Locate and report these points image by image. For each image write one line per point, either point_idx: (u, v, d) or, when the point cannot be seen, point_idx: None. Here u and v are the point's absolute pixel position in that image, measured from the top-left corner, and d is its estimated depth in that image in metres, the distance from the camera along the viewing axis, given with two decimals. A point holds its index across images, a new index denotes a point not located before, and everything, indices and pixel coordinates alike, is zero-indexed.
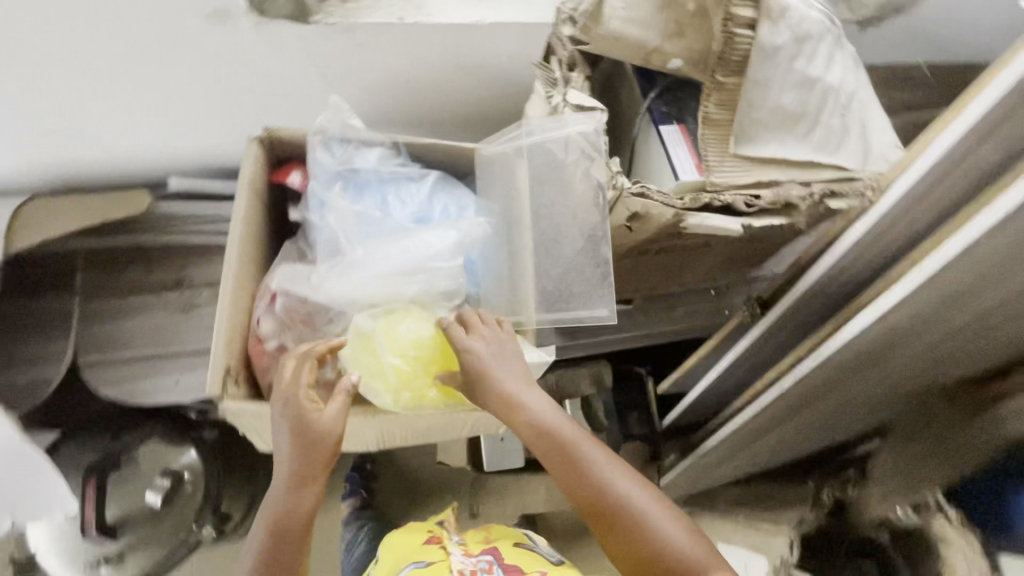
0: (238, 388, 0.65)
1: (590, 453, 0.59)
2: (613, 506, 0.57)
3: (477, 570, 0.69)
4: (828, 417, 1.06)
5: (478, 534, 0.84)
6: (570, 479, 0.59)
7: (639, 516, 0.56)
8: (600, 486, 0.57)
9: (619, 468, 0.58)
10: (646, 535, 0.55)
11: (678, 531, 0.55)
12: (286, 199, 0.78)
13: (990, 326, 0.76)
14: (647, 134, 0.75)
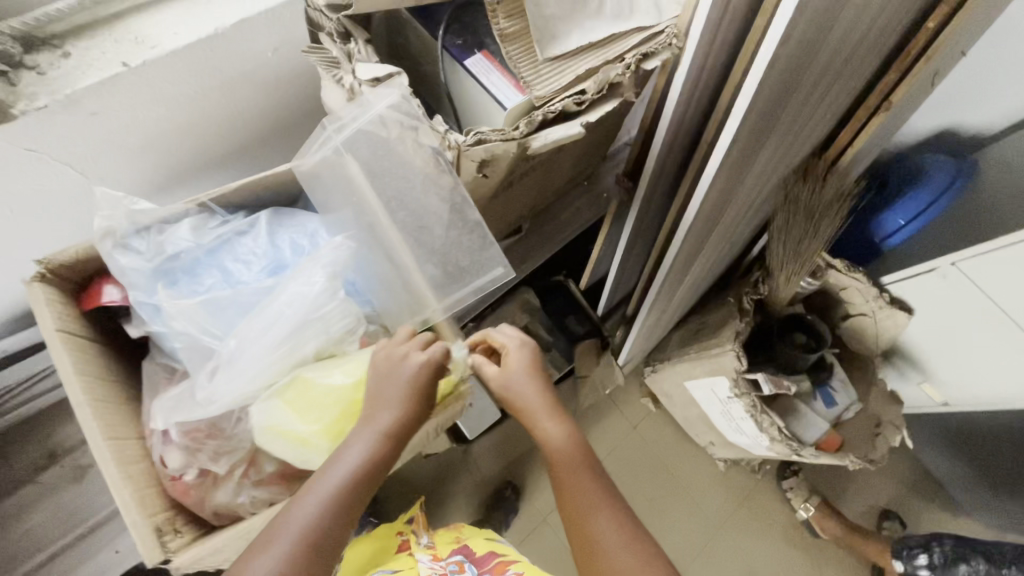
0: (185, 536, 0.59)
1: (601, 493, 0.66)
2: (605, 549, 0.62)
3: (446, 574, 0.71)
4: (722, 240, 1.17)
5: (448, 533, 0.85)
6: (579, 499, 0.66)
7: (629, 571, 0.60)
8: (598, 518, 0.64)
9: (622, 526, 0.63)
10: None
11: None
12: (115, 317, 0.66)
13: (810, 107, 0.84)
14: (455, 73, 0.71)
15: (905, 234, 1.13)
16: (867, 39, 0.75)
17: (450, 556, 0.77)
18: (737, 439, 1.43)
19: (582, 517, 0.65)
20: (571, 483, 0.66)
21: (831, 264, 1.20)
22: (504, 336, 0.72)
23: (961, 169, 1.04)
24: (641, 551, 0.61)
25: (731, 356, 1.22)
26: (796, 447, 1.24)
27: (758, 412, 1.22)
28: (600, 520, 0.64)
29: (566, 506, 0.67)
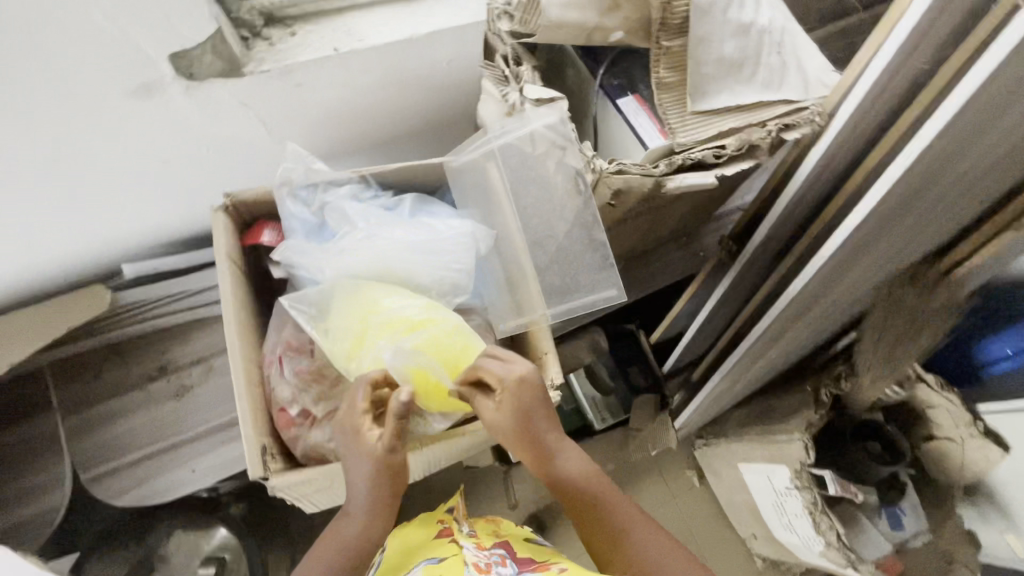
0: (279, 463, 0.64)
1: (621, 515, 0.59)
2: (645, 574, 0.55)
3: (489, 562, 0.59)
4: (811, 327, 1.15)
5: (485, 530, 0.76)
6: (603, 533, 0.58)
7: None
8: (627, 543, 0.57)
9: (653, 536, 0.58)
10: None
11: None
12: (263, 258, 0.75)
13: (941, 210, 0.83)
14: (604, 109, 0.77)
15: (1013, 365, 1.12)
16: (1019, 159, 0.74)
17: (493, 550, 0.67)
18: (785, 537, 1.35)
19: (610, 548, 0.58)
20: (589, 518, 0.60)
21: (923, 378, 1.22)
22: (497, 370, 0.61)
23: None
24: (680, 559, 0.56)
25: (798, 446, 1.17)
26: (851, 560, 1.15)
27: (818, 512, 1.15)
28: (633, 547, 0.57)
29: (596, 541, 0.59)
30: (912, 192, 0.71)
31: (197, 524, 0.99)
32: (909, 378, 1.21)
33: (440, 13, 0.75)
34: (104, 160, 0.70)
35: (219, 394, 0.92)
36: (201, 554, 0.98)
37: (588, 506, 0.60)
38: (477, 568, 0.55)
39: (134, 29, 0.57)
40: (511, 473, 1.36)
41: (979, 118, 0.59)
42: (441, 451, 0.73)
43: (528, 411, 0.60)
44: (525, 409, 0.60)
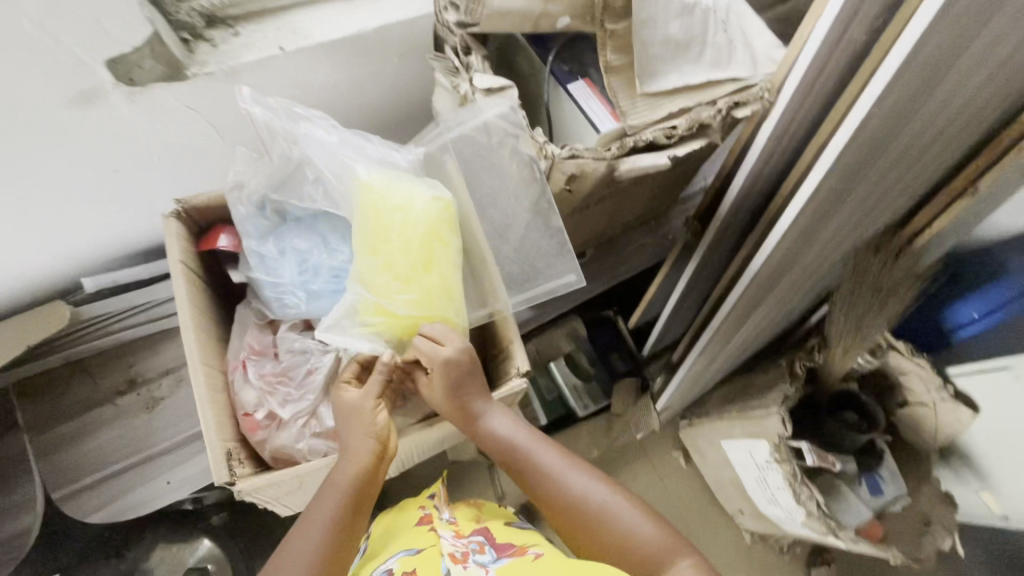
0: (246, 468, 0.63)
1: (552, 459, 0.63)
2: (575, 510, 0.60)
3: (468, 551, 0.63)
4: (780, 301, 1.16)
5: (467, 511, 0.77)
6: (535, 481, 0.62)
7: (600, 506, 0.59)
8: (555, 483, 0.61)
9: (581, 470, 0.62)
10: (607, 526, 0.58)
11: (642, 525, 0.58)
12: (221, 263, 0.74)
13: (892, 179, 0.85)
14: (556, 94, 0.77)
15: (977, 328, 1.13)
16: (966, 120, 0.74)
17: (472, 535, 0.68)
18: (770, 511, 1.36)
19: (544, 496, 0.62)
20: (523, 470, 0.63)
21: (894, 346, 1.18)
22: (428, 344, 0.63)
23: None
24: (602, 488, 0.61)
25: (776, 421, 1.17)
26: (833, 527, 1.16)
27: (798, 483, 1.17)
28: (563, 484, 0.61)
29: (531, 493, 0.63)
30: (863, 159, 0.72)
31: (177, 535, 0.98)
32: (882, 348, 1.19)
33: (386, 7, 0.75)
34: (51, 173, 0.69)
35: (191, 404, 0.92)
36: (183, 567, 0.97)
37: (520, 457, 0.63)
38: (452, 558, 0.60)
39: (66, 36, 0.56)
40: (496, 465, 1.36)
41: (917, 78, 0.60)
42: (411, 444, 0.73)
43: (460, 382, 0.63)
44: (458, 375, 0.63)
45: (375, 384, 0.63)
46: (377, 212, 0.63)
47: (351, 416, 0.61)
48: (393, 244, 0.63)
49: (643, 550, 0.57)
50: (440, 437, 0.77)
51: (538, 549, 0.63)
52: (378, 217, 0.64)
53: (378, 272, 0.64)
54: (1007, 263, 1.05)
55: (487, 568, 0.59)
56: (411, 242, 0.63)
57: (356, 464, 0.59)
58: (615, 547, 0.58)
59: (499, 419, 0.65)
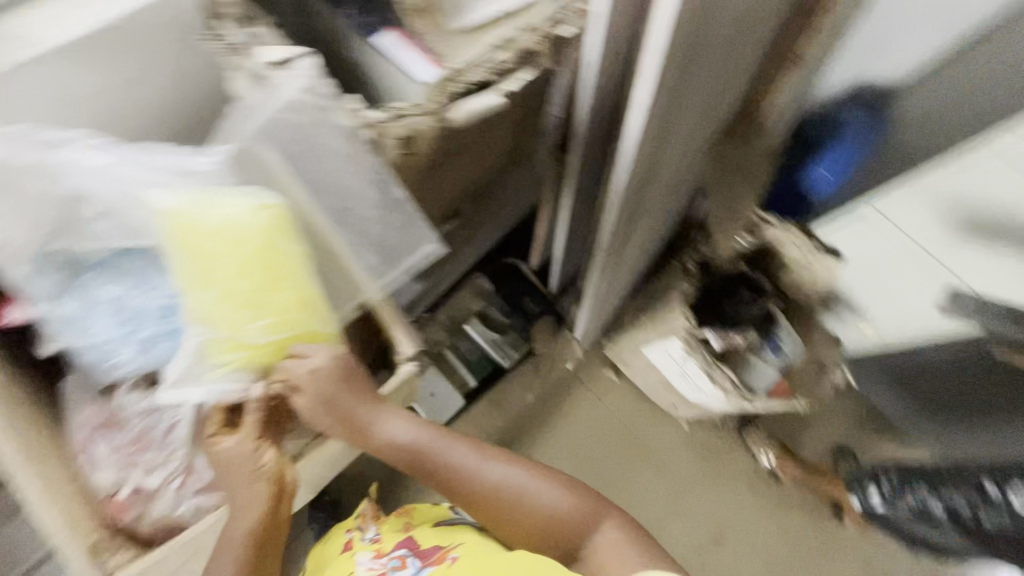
0: (126, 553, 0.56)
1: (467, 460, 0.66)
2: (501, 502, 0.65)
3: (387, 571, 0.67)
4: (657, 207, 1.19)
5: (396, 517, 0.80)
6: (455, 483, 0.65)
7: (521, 492, 0.65)
8: (475, 480, 0.65)
9: (497, 461, 0.67)
10: (531, 509, 0.64)
11: (562, 500, 0.65)
12: (29, 336, 0.62)
13: (723, 68, 0.86)
14: (363, 50, 0.69)
15: (832, 184, 1.22)
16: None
17: (393, 550, 0.71)
18: (696, 398, 1.46)
19: (464, 493, 0.65)
20: (441, 476, 0.66)
21: (767, 220, 1.25)
22: (298, 367, 0.59)
23: (872, 121, 1.16)
24: (516, 472, 0.66)
25: (681, 318, 1.26)
26: (746, 396, 1.28)
27: (711, 367, 1.27)
28: (483, 480, 0.65)
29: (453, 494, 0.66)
30: (688, 54, 0.72)
31: None
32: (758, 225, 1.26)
33: None
34: None
35: None
36: None
37: (435, 462, 0.66)
38: None
39: None
40: None
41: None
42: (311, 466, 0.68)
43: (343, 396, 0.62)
44: (338, 393, 0.61)
45: (251, 425, 0.58)
46: (194, 239, 0.54)
47: (229, 469, 0.57)
48: (226, 270, 0.55)
49: (566, 521, 0.64)
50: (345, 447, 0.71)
51: (455, 552, 0.67)
52: (195, 243, 0.54)
53: (217, 308, 0.55)
54: (846, 120, 1.19)
55: None
56: (246, 262, 0.56)
57: (252, 511, 0.56)
58: (543, 526, 0.64)
59: (398, 426, 0.65)
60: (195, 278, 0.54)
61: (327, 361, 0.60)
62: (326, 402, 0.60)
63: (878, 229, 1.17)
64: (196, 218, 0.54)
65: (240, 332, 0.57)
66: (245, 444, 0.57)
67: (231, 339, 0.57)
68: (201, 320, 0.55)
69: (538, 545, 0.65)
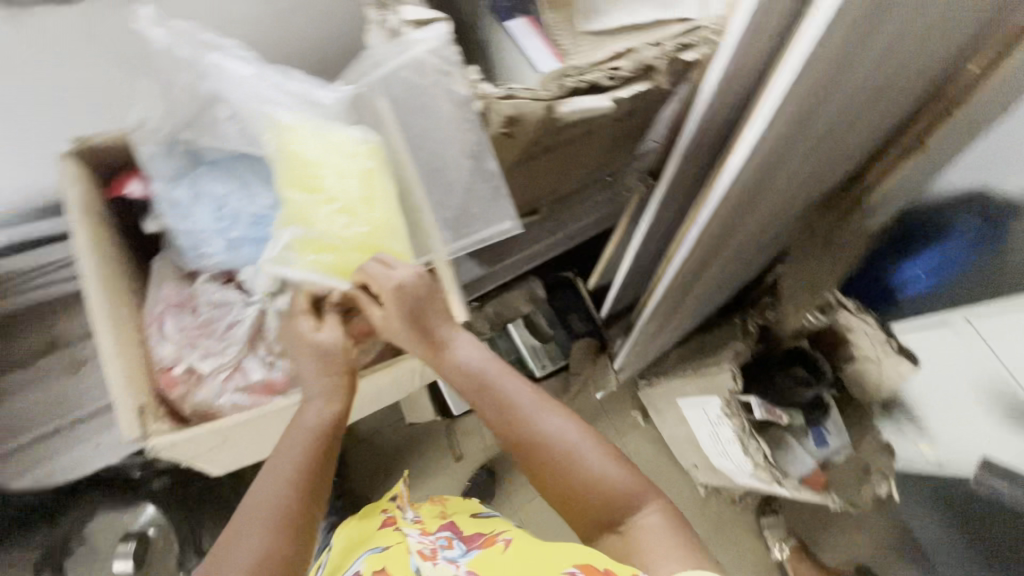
0: (164, 423, 0.59)
1: (521, 398, 0.60)
2: (545, 453, 0.58)
3: (435, 547, 0.65)
4: (727, 262, 1.16)
5: (432, 510, 0.83)
6: (503, 418, 0.59)
7: (568, 449, 0.58)
8: (528, 426, 0.59)
9: (551, 409, 0.60)
10: (575, 469, 0.57)
11: (610, 470, 0.57)
12: (137, 212, 0.69)
13: (840, 133, 0.83)
14: (495, 34, 0.73)
15: (923, 288, 1.11)
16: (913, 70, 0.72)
17: (438, 532, 0.72)
18: (721, 464, 1.38)
19: (512, 436, 0.59)
20: (492, 406, 0.60)
21: (843, 304, 1.13)
22: (376, 271, 0.60)
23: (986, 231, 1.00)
24: (572, 430, 0.59)
25: (728, 376, 1.21)
26: (778, 477, 1.19)
27: (747, 437, 1.19)
28: (533, 424, 0.59)
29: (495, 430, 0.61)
30: (800, 117, 0.69)
31: (114, 501, 0.95)
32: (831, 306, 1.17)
33: None
34: None
35: None
36: (125, 533, 0.94)
37: (486, 393, 0.60)
38: (421, 555, 0.63)
39: None
40: (455, 425, 1.36)
41: (853, 28, 0.57)
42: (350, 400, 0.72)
43: (415, 309, 0.60)
44: (417, 310, 0.60)
45: (336, 321, 0.61)
46: (296, 146, 0.60)
47: (322, 356, 0.58)
48: (326, 177, 0.61)
49: (609, 492, 0.57)
50: (376, 391, 0.74)
51: (504, 536, 0.68)
52: (296, 152, 0.60)
53: (315, 208, 0.60)
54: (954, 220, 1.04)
55: (454, 563, 0.62)
56: (345, 174, 0.62)
57: (320, 403, 0.56)
58: (581, 492, 0.57)
59: (464, 348, 0.62)
60: (295, 180, 0.60)
61: (411, 274, 0.60)
62: (408, 314, 0.60)
63: (969, 341, 1.01)
64: (302, 140, 0.60)
65: (333, 231, 0.61)
66: (338, 339, 0.59)
67: (324, 237, 0.61)
68: (296, 214, 0.60)
69: (569, 509, 0.59)
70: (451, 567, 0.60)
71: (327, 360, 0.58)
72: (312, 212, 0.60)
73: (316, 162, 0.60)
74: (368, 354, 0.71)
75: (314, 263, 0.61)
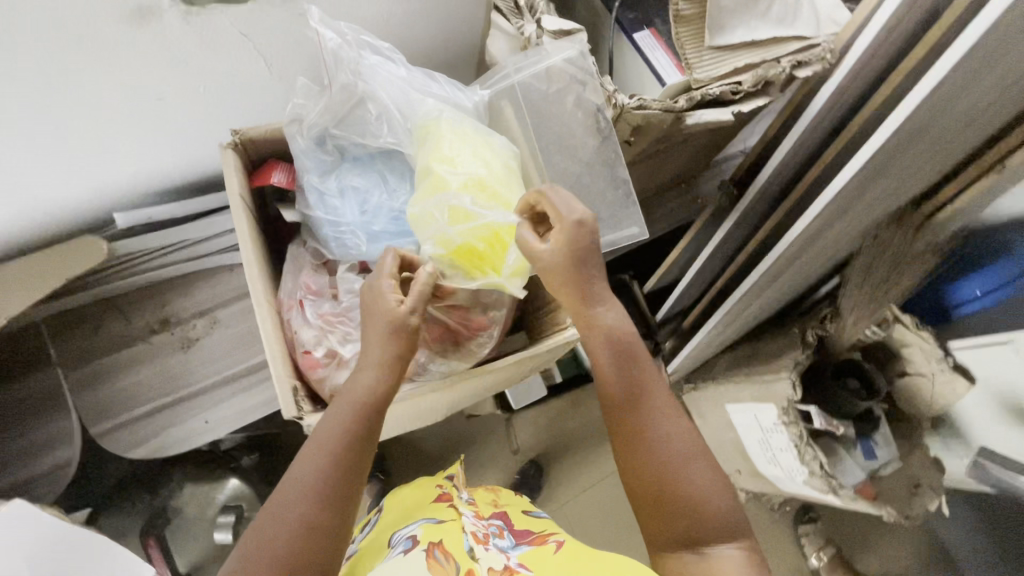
0: (309, 403, 0.64)
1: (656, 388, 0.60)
2: (658, 447, 0.58)
3: (488, 533, 0.66)
4: (798, 276, 1.14)
5: (484, 498, 0.83)
6: (632, 399, 0.60)
7: (679, 457, 0.57)
8: (650, 417, 0.59)
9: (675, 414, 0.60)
10: (679, 480, 0.57)
11: (711, 494, 0.57)
12: (273, 200, 0.73)
13: (940, 156, 0.83)
14: (619, 44, 0.78)
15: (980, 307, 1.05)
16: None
17: (491, 519, 0.73)
18: (767, 471, 1.29)
19: (631, 418, 0.60)
20: (624, 382, 0.60)
21: (899, 318, 1.13)
22: (561, 202, 0.58)
23: None
24: (687, 441, 0.59)
25: (786, 384, 1.12)
26: (835, 485, 1.09)
27: (804, 444, 1.09)
28: (654, 419, 0.59)
29: (614, 406, 0.61)
30: (904, 145, 0.70)
31: (205, 475, 1.00)
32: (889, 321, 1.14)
33: None
34: (96, 99, 0.65)
35: (226, 345, 0.91)
36: (214, 504, 0.99)
37: (625, 370, 0.60)
38: (474, 536, 0.63)
39: None
40: (512, 419, 1.40)
41: (982, 61, 0.58)
42: (465, 390, 0.76)
43: (581, 259, 0.58)
44: (568, 268, 0.58)
45: (418, 290, 0.59)
46: (435, 137, 0.64)
47: (384, 327, 0.57)
48: (466, 158, 0.63)
49: (703, 515, 0.56)
50: (486, 382, 0.79)
51: (557, 538, 0.68)
52: (435, 142, 0.64)
53: (458, 183, 0.62)
54: (1010, 240, 0.94)
55: (505, 553, 0.63)
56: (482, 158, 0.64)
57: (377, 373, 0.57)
58: (676, 500, 0.56)
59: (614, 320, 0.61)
60: (437, 158, 0.62)
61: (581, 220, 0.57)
62: (566, 262, 0.58)
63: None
64: (434, 127, 0.64)
65: (476, 200, 0.61)
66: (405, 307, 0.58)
67: (467, 206, 0.61)
68: (433, 189, 0.62)
69: (650, 509, 0.58)
70: (502, 556, 0.60)
71: (393, 331, 0.57)
72: (452, 186, 0.62)
73: (453, 147, 0.63)
74: (486, 350, 0.74)
75: (462, 236, 0.61)
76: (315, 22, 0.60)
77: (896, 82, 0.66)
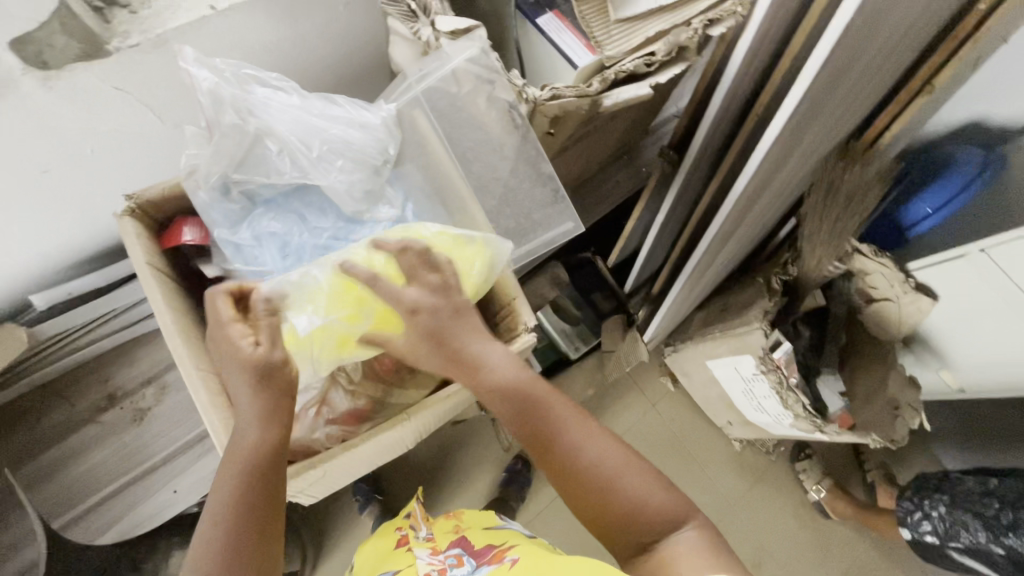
0: None
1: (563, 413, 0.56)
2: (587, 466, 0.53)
3: (445, 568, 0.62)
4: (752, 227, 1.12)
5: (445, 524, 0.77)
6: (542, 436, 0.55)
7: (607, 472, 0.53)
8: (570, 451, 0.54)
9: (590, 429, 0.56)
10: (610, 492, 0.53)
11: (650, 493, 0.53)
12: (190, 258, 0.70)
13: (869, 93, 0.81)
14: (525, 28, 0.76)
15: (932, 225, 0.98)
16: (931, 29, 0.71)
17: (448, 549, 0.69)
18: (757, 418, 1.25)
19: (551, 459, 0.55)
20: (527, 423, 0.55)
21: (859, 249, 0.95)
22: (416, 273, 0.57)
23: (990, 162, 0.91)
24: (611, 447, 0.55)
25: (758, 335, 1.00)
26: (821, 424, 1.03)
27: (786, 389, 1.02)
28: (567, 447, 0.54)
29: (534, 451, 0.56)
30: (823, 95, 0.69)
31: None
32: (849, 253, 0.97)
33: None
34: None
35: (184, 406, 0.91)
36: None
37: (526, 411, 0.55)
38: None
39: None
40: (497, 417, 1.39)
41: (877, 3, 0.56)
42: (429, 418, 0.73)
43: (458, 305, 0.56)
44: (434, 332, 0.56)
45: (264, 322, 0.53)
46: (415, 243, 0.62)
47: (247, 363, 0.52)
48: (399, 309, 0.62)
49: (648, 516, 0.52)
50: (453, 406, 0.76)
51: (513, 552, 0.60)
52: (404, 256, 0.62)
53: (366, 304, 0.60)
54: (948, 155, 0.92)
55: None
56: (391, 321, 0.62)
57: (256, 431, 0.50)
58: (624, 513, 0.52)
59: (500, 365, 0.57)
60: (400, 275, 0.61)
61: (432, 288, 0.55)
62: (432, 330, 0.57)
63: (990, 279, 0.90)
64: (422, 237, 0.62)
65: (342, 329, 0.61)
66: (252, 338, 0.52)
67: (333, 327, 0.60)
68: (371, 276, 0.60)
69: (604, 531, 0.54)
70: None
71: (256, 371, 0.51)
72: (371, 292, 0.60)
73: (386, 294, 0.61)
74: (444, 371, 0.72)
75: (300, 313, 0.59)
76: (186, 61, 0.57)
77: (804, 30, 0.64)
